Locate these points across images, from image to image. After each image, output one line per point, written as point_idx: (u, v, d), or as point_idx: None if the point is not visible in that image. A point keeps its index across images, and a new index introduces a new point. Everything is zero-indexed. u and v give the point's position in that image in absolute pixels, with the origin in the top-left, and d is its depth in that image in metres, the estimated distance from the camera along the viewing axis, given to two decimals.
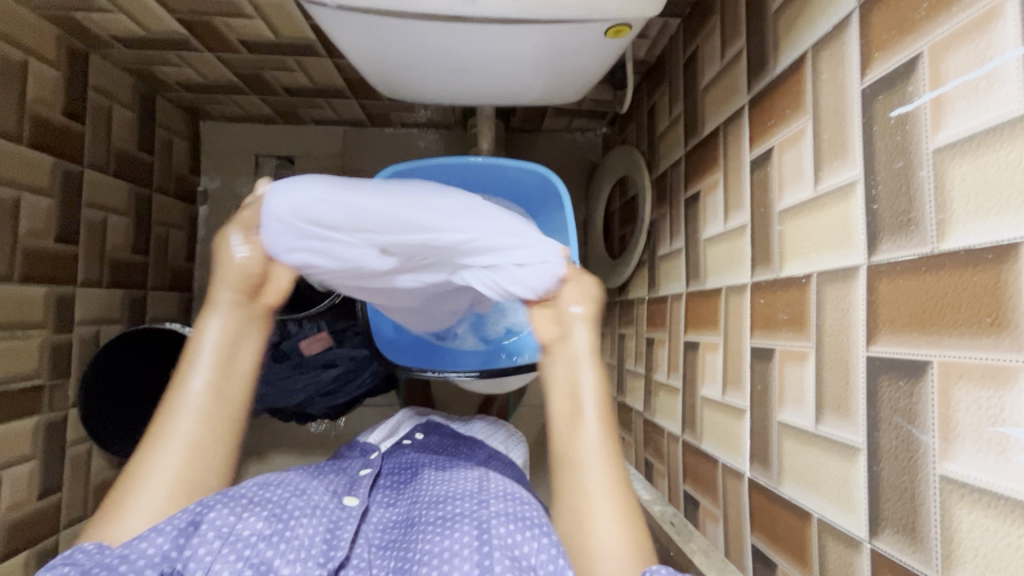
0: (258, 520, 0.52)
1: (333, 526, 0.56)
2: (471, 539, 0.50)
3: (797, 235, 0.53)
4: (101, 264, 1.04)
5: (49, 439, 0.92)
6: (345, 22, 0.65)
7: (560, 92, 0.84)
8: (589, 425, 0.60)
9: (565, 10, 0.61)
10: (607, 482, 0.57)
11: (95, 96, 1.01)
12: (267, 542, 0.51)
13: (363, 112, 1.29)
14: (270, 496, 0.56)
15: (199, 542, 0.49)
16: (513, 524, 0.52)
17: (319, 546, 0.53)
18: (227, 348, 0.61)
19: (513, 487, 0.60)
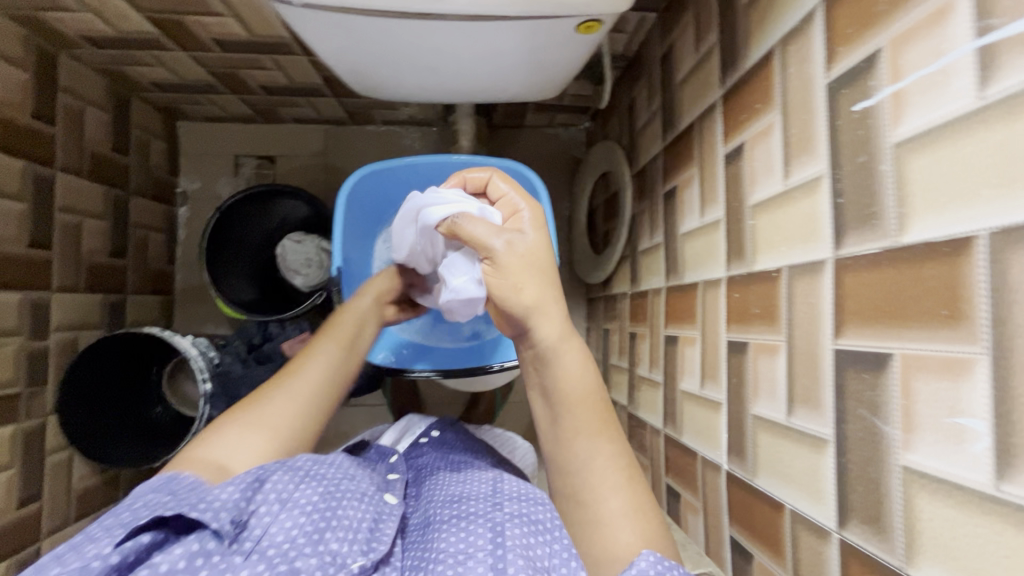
0: (313, 493, 0.53)
1: (377, 517, 0.55)
2: (485, 542, 0.50)
3: (767, 230, 0.54)
4: (77, 269, 1.02)
5: (28, 447, 0.91)
6: (315, 20, 0.64)
7: (538, 88, 0.84)
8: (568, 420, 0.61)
9: (535, 7, 0.60)
10: (586, 479, 0.57)
11: (65, 97, 0.99)
12: (315, 514, 0.51)
13: (343, 110, 1.27)
14: (321, 472, 0.56)
15: (261, 506, 0.50)
16: (526, 527, 0.52)
17: (364, 533, 0.52)
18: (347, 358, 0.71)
19: (530, 488, 0.60)
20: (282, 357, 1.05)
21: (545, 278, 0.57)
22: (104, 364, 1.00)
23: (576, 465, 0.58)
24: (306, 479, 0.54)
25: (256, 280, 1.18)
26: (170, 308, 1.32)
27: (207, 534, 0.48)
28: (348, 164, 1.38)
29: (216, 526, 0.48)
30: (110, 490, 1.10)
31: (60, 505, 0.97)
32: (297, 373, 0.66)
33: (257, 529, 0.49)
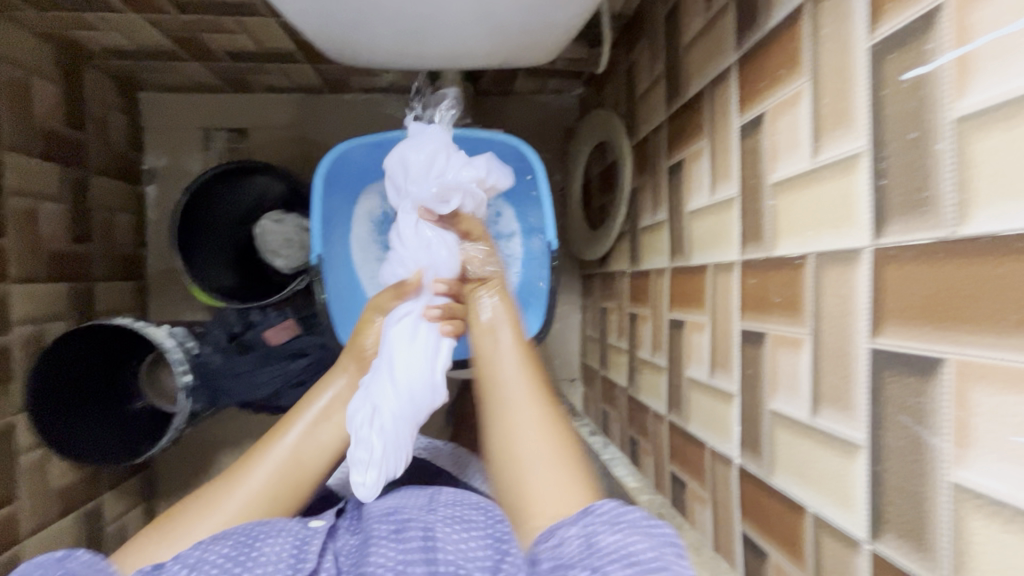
0: (225, 545, 0.52)
1: (300, 542, 0.56)
2: (417, 545, 0.53)
3: (790, 212, 0.49)
4: (37, 257, 0.95)
5: None
6: None
7: (530, 54, 0.77)
8: (524, 404, 0.58)
9: None
10: (501, 428, 0.57)
11: (7, 67, 0.89)
12: (235, 562, 0.51)
13: (319, 77, 1.18)
14: (234, 530, 0.54)
15: (167, 570, 0.50)
16: (455, 528, 0.56)
17: (285, 563, 0.53)
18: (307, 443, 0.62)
19: (464, 499, 0.61)
20: (265, 345, 1.00)
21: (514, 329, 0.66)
22: (79, 358, 0.96)
23: (539, 465, 0.53)
24: (217, 538, 0.53)
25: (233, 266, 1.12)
26: (144, 293, 1.25)
27: None
28: (327, 135, 1.29)
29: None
30: (92, 486, 1.05)
31: (38, 507, 0.93)
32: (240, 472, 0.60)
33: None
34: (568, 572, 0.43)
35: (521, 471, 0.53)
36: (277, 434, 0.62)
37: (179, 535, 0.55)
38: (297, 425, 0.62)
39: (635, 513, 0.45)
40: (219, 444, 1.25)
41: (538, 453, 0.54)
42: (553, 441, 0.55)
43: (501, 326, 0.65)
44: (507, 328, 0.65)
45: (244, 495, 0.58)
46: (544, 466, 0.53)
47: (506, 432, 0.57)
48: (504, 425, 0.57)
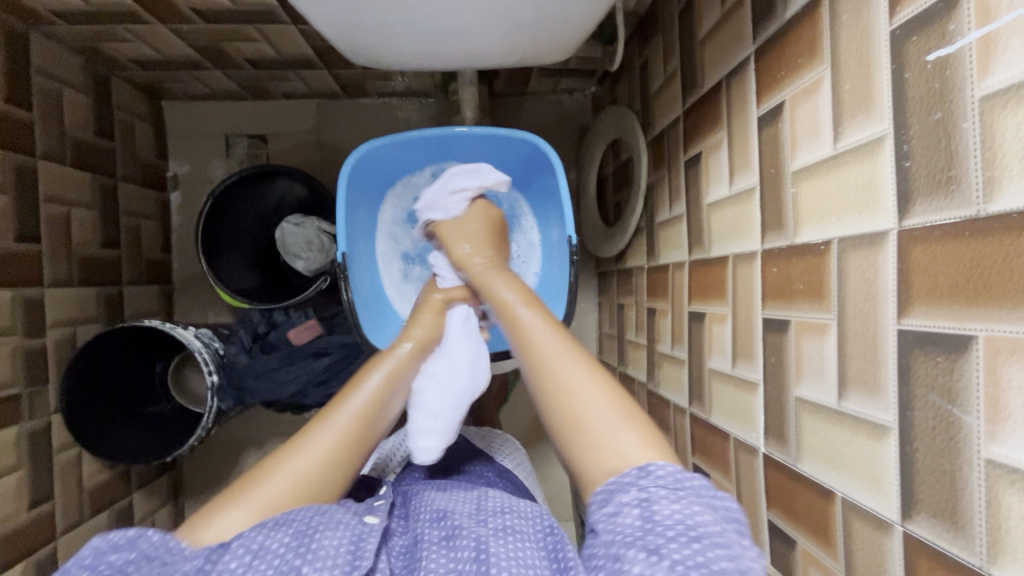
0: (285, 534, 0.52)
1: (358, 539, 0.55)
2: (468, 555, 0.55)
3: (812, 199, 0.50)
4: (69, 262, 0.98)
5: (34, 447, 0.89)
6: None
7: (546, 52, 0.78)
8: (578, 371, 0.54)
9: None
10: (551, 389, 0.54)
11: (40, 80, 0.93)
12: (295, 553, 0.51)
13: (336, 82, 1.20)
14: (296, 515, 0.54)
15: (231, 556, 0.50)
16: (507, 538, 0.56)
17: (344, 558, 0.52)
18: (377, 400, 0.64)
19: (512, 509, 0.62)
20: (289, 345, 1.03)
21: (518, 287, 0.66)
22: (111, 359, 0.98)
23: (618, 433, 0.50)
24: (278, 523, 0.53)
25: (256, 268, 1.14)
26: (170, 297, 1.28)
27: None
28: (344, 140, 1.32)
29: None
30: (122, 485, 1.08)
31: (73, 505, 0.96)
32: (307, 438, 0.60)
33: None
34: (629, 549, 0.42)
35: (585, 428, 0.51)
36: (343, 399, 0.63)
37: (249, 499, 0.55)
38: (367, 391, 0.64)
39: (694, 480, 0.45)
40: (243, 445, 1.27)
41: (601, 412, 0.51)
42: (608, 388, 0.53)
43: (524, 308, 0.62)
44: (522, 304, 0.63)
45: (313, 458, 0.59)
46: (609, 421, 0.51)
47: (559, 390, 0.54)
48: (559, 388, 0.54)
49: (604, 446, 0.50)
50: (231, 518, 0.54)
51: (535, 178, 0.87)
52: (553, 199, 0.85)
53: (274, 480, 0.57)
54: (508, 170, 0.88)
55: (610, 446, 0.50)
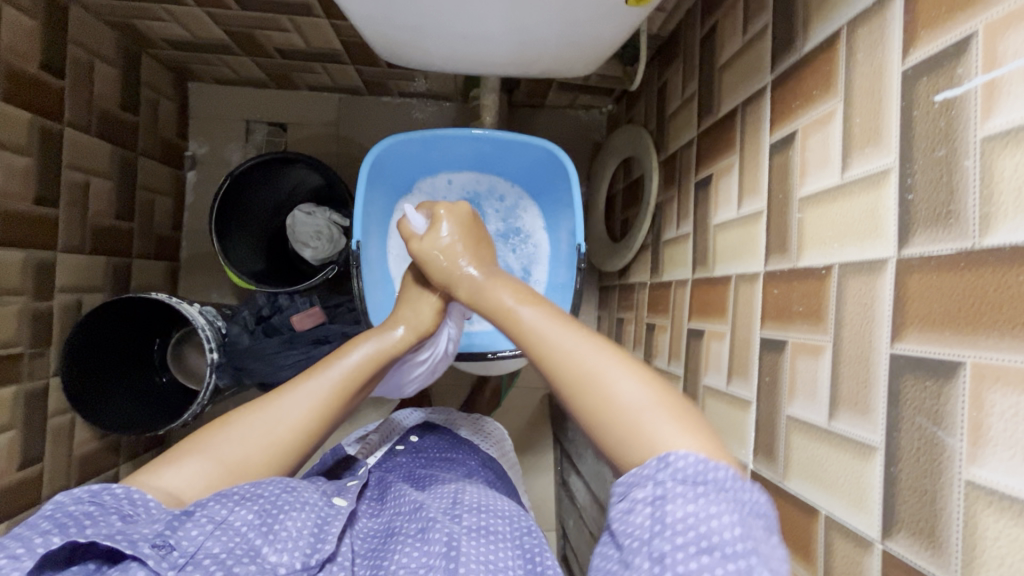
0: (249, 511, 0.52)
1: (322, 521, 0.58)
2: (440, 548, 0.55)
3: (817, 225, 0.51)
4: (83, 230, 1.00)
5: (30, 408, 0.89)
6: None
7: (567, 66, 0.81)
8: (598, 357, 0.51)
9: None
10: (576, 379, 0.50)
11: (74, 51, 0.95)
12: (258, 532, 0.52)
13: (360, 79, 1.23)
14: (263, 491, 0.55)
15: (192, 524, 0.49)
16: (480, 540, 0.57)
17: (306, 539, 0.55)
18: (356, 373, 0.66)
19: (485, 508, 0.63)
20: (291, 329, 1.04)
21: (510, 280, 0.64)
22: (112, 327, 0.99)
23: (661, 423, 0.46)
24: (243, 498, 0.53)
25: (265, 252, 1.16)
26: (176, 274, 1.29)
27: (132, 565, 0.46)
28: (362, 135, 1.34)
29: (132, 552, 0.46)
30: (110, 456, 1.08)
31: (61, 470, 0.96)
32: (279, 399, 0.61)
33: (189, 545, 0.48)
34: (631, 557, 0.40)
35: (623, 419, 0.47)
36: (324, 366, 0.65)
37: (212, 450, 0.56)
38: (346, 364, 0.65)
39: (721, 472, 0.41)
40: None
41: (640, 400, 0.47)
42: (637, 371, 0.50)
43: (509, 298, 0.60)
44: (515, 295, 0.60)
45: (287, 420, 0.59)
46: (642, 408, 0.47)
47: (587, 382, 0.49)
48: (592, 378, 0.49)
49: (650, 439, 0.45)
50: (188, 469, 0.54)
51: (549, 188, 0.89)
52: (566, 208, 0.88)
53: (216, 460, 0.55)
54: (522, 179, 0.91)
55: (649, 433, 0.46)
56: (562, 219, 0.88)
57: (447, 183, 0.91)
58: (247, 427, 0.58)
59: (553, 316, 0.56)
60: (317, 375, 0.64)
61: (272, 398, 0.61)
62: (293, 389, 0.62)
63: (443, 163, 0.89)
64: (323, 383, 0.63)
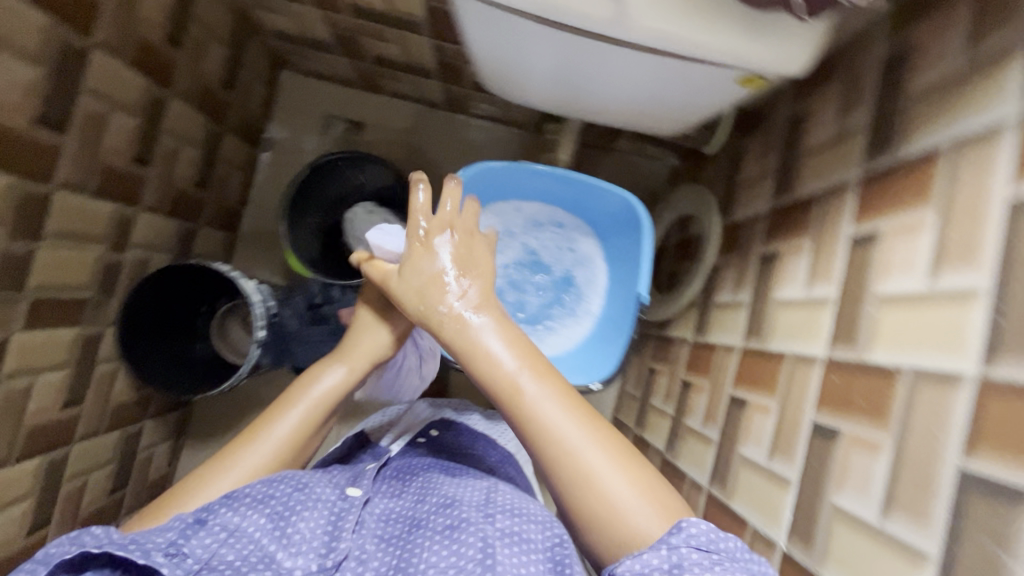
0: (260, 516, 0.57)
1: (335, 518, 0.61)
2: (473, 553, 0.56)
3: (892, 326, 0.53)
4: (165, 192, 1.05)
5: (83, 351, 0.93)
6: (485, 15, 0.61)
7: (661, 121, 0.82)
8: (579, 437, 0.57)
9: (707, 53, 0.57)
10: (562, 454, 0.56)
11: (196, 28, 1.01)
12: (270, 536, 0.57)
13: (444, 94, 1.28)
14: (274, 491, 0.60)
15: (204, 533, 0.55)
16: (512, 545, 0.58)
17: (319, 538, 0.59)
18: (329, 396, 0.73)
19: (520, 508, 0.63)
20: (337, 321, 1.06)
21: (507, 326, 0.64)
22: (173, 287, 1.04)
23: (635, 506, 0.54)
24: (254, 503, 0.58)
25: (324, 240, 1.19)
26: (233, 246, 1.34)
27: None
28: (433, 147, 1.39)
29: (147, 561, 0.51)
30: (140, 410, 1.11)
31: (96, 415, 0.99)
32: (256, 433, 0.67)
33: (202, 552, 0.53)
34: None
35: (602, 501, 0.54)
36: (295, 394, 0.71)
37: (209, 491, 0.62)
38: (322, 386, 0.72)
39: (731, 543, 0.49)
40: (256, 403, 1.30)
41: (617, 484, 0.55)
42: (617, 452, 0.57)
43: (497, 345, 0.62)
44: (508, 347, 0.62)
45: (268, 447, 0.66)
46: (622, 493, 0.54)
47: (569, 455, 0.56)
48: (574, 458, 0.56)
49: (620, 520, 0.53)
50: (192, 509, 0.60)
51: (617, 233, 0.91)
52: (630, 253, 0.88)
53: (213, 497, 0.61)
54: (592, 220, 0.93)
55: (624, 518, 0.53)
56: (624, 267, 0.90)
57: (521, 209, 0.94)
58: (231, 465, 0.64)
59: (544, 381, 0.60)
60: (290, 404, 0.70)
61: (252, 433, 0.68)
62: (267, 425, 0.68)
63: (519, 194, 0.92)
64: (293, 415, 0.69)
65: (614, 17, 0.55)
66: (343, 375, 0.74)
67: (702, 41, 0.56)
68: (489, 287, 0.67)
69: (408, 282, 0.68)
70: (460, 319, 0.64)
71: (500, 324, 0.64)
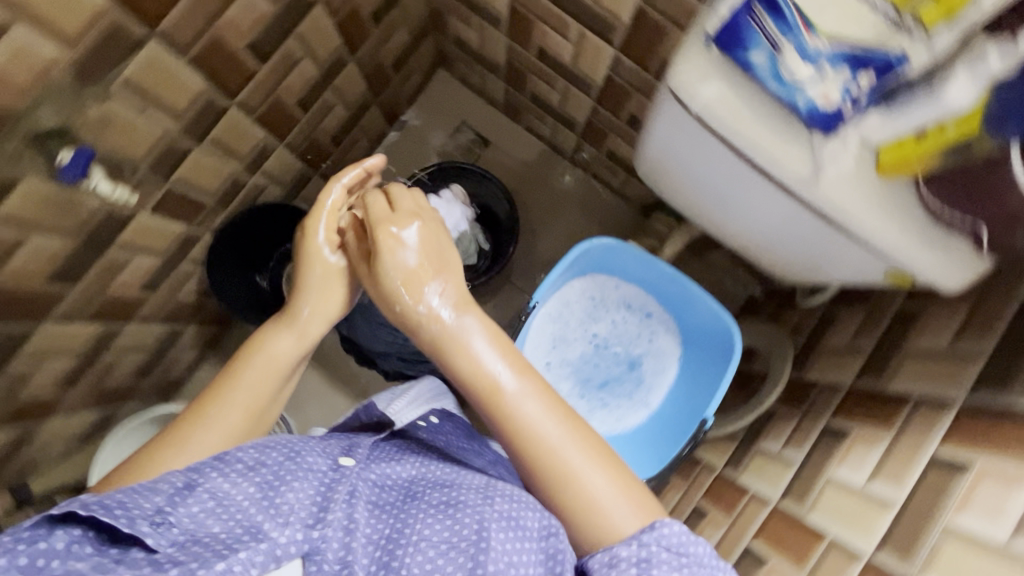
0: (250, 485, 0.52)
1: (326, 487, 0.57)
2: (469, 533, 0.53)
3: (956, 563, 0.55)
4: (306, 137, 1.11)
5: (179, 247, 0.98)
6: (682, 120, 0.66)
7: (781, 264, 0.84)
8: (567, 443, 0.59)
9: (877, 238, 0.60)
10: (548, 459, 0.58)
11: (396, 12, 1.10)
12: (258, 505, 0.51)
13: (575, 148, 1.34)
14: (266, 460, 0.55)
15: (193, 500, 0.49)
16: (510, 529, 0.54)
17: (309, 507, 0.53)
18: (291, 350, 0.71)
19: (519, 490, 0.60)
20: None
21: (492, 329, 0.66)
22: (272, 219, 1.13)
23: (611, 496, 0.57)
24: (245, 470, 0.53)
25: None
26: None
27: (131, 548, 0.45)
28: (543, 187, 1.44)
29: (130, 531, 0.44)
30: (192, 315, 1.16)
31: (159, 305, 1.04)
32: (219, 397, 0.65)
33: (188, 521, 0.48)
34: None
35: (586, 506, 0.57)
36: (252, 351, 0.70)
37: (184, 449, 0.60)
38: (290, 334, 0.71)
39: (700, 548, 0.53)
40: None
41: (599, 486, 0.57)
42: (608, 466, 0.59)
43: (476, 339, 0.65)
44: (489, 342, 0.65)
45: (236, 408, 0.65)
46: (604, 493, 0.57)
47: (565, 474, 0.58)
48: (556, 458, 0.58)
49: (602, 525, 0.56)
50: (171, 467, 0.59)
51: (701, 348, 0.99)
52: (707, 373, 0.98)
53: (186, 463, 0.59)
54: (681, 325, 1.01)
55: (605, 518, 0.56)
56: (698, 384, 0.98)
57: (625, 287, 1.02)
58: (198, 430, 0.62)
59: (526, 383, 0.62)
60: (250, 361, 0.69)
61: (211, 400, 0.65)
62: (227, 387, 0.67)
63: (626, 276, 1.01)
64: (255, 371, 0.68)
65: (804, 174, 0.59)
66: (295, 342, 0.71)
67: (877, 224, 0.59)
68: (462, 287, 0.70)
69: (384, 267, 0.69)
70: (438, 317, 0.67)
71: (479, 321, 0.67)
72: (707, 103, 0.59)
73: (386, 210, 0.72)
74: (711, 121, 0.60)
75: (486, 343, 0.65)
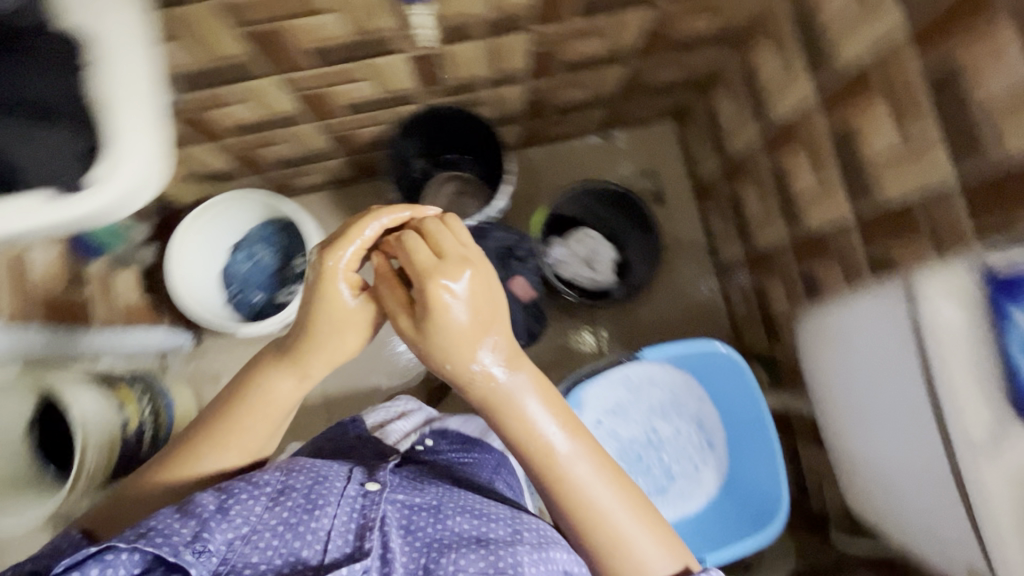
0: (282, 512, 0.64)
1: (360, 511, 0.68)
2: (504, 564, 0.64)
3: None
4: (545, 91, 1.17)
5: (393, 96, 1.05)
6: (893, 326, 0.82)
7: (873, 489, 0.95)
8: (610, 502, 0.70)
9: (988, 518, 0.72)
10: (598, 519, 0.70)
11: (690, 52, 1.13)
12: (289, 532, 0.63)
13: (733, 261, 1.35)
14: (294, 485, 0.67)
15: (220, 527, 0.60)
16: (535, 555, 0.66)
17: (345, 525, 0.65)
18: (287, 400, 0.74)
19: (544, 540, 0.70)
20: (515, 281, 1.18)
21: (547, 393, 0.72)
22: (468, 130, 1.18)
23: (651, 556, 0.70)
24: (273, 498, 0.65)
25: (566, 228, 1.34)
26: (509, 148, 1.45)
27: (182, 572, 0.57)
28: (678, 269, 1.45)
29: (177, 560, 0.56)
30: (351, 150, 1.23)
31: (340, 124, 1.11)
32: (226, 421, 0.72)
33: (219, 545, 0.59)
34: None
35: (623, 559, 0.69)
36: (251, 393, 0.73)
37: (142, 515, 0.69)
38: (286, 388, 0.73)
39: None
40: None
41: (644, 547, 0.70)
42: (660, 534, 0.72)
43: (529, 403, 0.70)
44: (546, 405, 0.71)
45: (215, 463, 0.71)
46: (649, 556, 0.70)
47: (613, 539, 0.70)
48: (604, 522, 0.70)
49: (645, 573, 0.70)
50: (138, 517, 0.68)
51: (741, 502, 1.00)
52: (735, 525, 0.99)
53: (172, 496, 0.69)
54: (733, 473, 1.02)
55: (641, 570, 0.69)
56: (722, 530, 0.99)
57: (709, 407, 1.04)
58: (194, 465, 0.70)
59: (573, 442, 0.71)
60: (240, 410, 0.72)
61: (215, 431, 0.72)
62: (231, 426, 0.72)
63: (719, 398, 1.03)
64: (255, 417, 0.72)
65: (963, 436, 0.73)
66: (296, 384, 0.73)
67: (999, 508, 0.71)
68: (513, 339, 0.71)
69: (438, 336, 0.67)
70: (493, 377, 0.69)
71: (533, 381, 0.72)
72: (929, 321, 0.75)
73: (432, 259, 0.66)
74: (925, 342, 0.76)
75: (539, 411, 0.71)
